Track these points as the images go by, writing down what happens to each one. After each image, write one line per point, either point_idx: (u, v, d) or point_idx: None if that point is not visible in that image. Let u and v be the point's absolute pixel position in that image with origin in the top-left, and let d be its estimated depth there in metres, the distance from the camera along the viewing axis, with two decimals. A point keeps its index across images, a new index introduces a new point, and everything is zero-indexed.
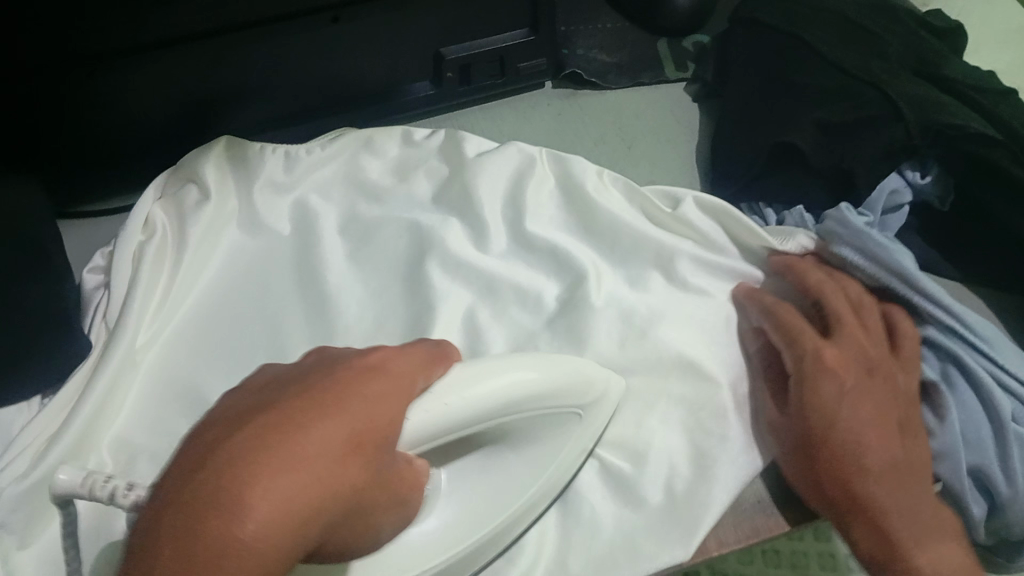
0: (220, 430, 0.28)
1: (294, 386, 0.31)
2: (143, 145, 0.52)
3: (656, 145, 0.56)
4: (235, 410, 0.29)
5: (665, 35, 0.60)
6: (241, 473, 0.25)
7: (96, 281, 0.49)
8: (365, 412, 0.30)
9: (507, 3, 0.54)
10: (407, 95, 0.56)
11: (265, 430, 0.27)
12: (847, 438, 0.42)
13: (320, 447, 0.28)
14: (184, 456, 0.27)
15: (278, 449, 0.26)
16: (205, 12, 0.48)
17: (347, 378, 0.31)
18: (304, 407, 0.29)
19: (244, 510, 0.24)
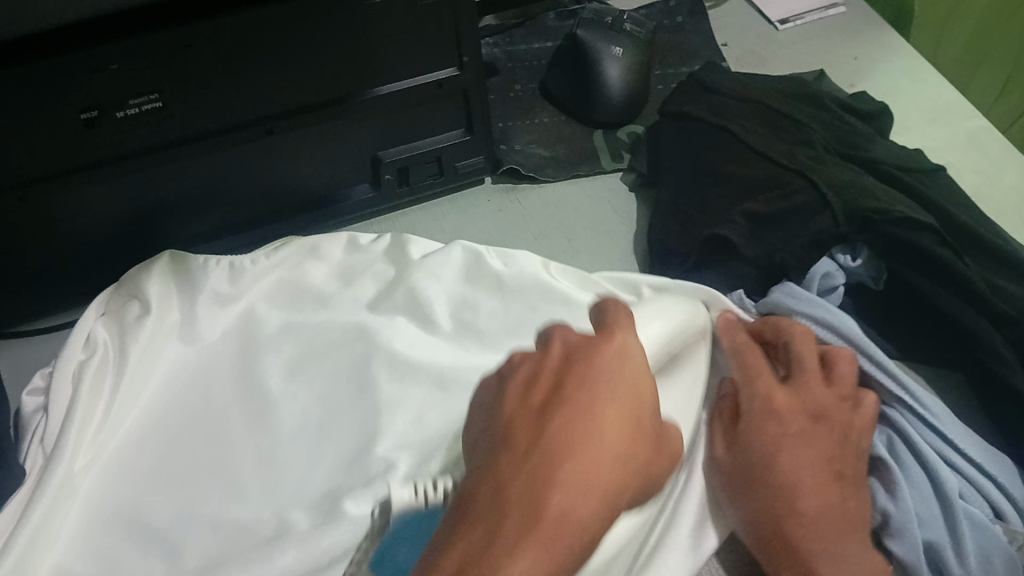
0: (525, 422, 0.31)
1: (562, 373, 0.33)
2: (85, 262, 0.53)
3: (596, 237, 0.57)
4: (522, 402, 0.32)
5: (601, 128, 0.61)
6: (547, 457, 0.29)
7: (34, 404, 0.46)
8: (638, 403, 0.32)
9: (440, 106, 0.55)
10: (347, 199, 0.57)
11: (569, 424, 0.31)
12: (795, 483, 0.40)
13: (608, 443, 0.30)
14: (496, 453, 0.30)
15: (571, 452, 0.30)
16: (135, 131, 0.48)
17: (615, 367, 0.32)
18: (591, 405, 0.31)
19: (554, 504, 0.28)
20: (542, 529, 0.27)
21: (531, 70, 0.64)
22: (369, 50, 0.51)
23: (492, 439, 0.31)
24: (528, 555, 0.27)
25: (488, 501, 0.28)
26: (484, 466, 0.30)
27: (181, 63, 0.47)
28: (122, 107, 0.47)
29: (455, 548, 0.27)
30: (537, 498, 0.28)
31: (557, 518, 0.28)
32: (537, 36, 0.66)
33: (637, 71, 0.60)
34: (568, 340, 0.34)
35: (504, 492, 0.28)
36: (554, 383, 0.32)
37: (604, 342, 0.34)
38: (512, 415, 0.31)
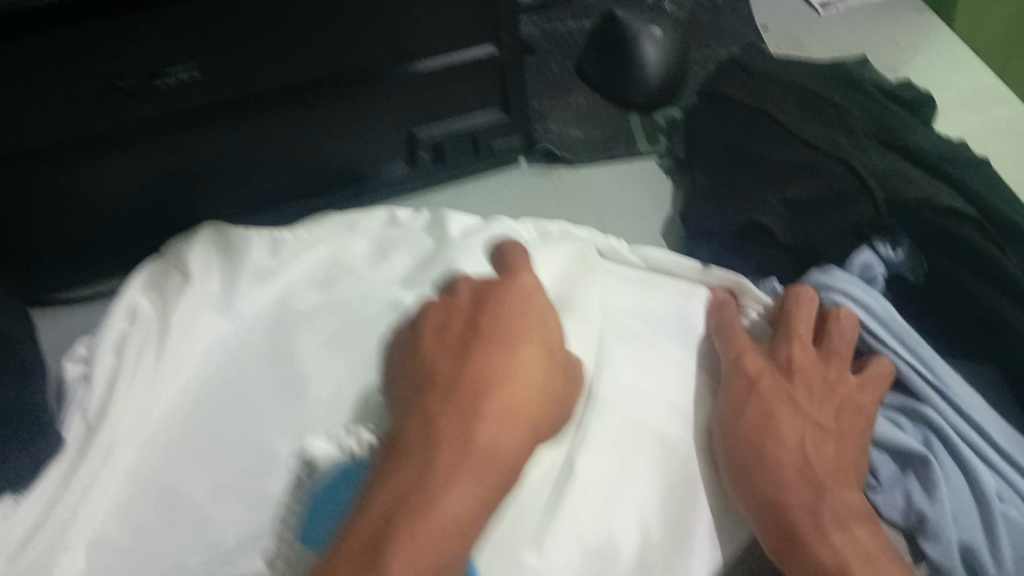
0: (451, 357, 0.41)
1: (474, 317, 0.44)
2: (126, 231, 0.53)
3: (627, 220, 0.56)
4: (445, 343, 0.42)
5: (637, 109, 0.60)
6: (466, 388, 0.39)
7: (76, 372, 0.47)
8: (546, 342, 0.43)
9: (476, 85, 0.55)
10: (383, 175, 0.57)
11: (484, 359, 0.41)
12: (761, 446, 0.42)
13: (520, 372, 0.40)
14: (413, 402, 0.40)
15: (489, 387, 0.39)
16: (173, 101, 0.48)
17: (517, 303, 0.44)
18: (505, 334, 0.42)
19: (468, 430, 0.37)
20: (470, 452, 0.36)
21: (567, 50, 0.64)
22: (410, 31, 0.51)
23: (422, 372, 0.41)
24: (458, 482, 0.35)
25: (416, 435, 0.37)
26: (419, 389, 0.41)
27: (221, 32, 0.46)
28: (159, 76, 0.46)
29: (395, 481, 0.35)
30: (466, 432, 0.37)
31: (486, 444, 0.37)
32: (572, 15, 0.66)
33: (674, 53, 0.59)
34: (473, 282, 0.46)
35: (432, 436, 0.37)
36: (467, 325, 0.43)
37: (506, 283, 0.45)
38: (440, 354, 0.42)
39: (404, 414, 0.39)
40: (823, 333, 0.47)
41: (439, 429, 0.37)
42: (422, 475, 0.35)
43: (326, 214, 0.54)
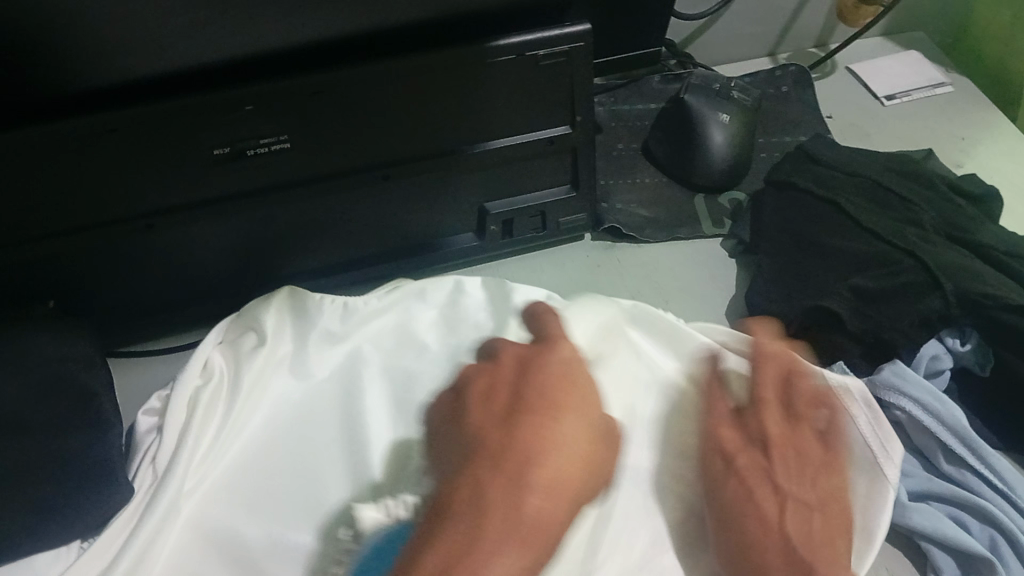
0: (496, 429, 0.39)
1: (519, 375, 0.42)
2: (203, 290, 0.55)
3: (690, 301, 0.57)
4: (490, 408, 0.40)
5: (702, 191, 0.62)
6: (515, 460, 0.37)
7: (149, 424, 0.49)
8: (586, 404, 0.41)
9: (547, 163, 0.57)
10: (450, 246, 0.58)
11: (535, 428, 0.38)
12: (761, 496, 0.42)
13: (569, 443, 0.39)
14: (451, 489, 0.37)
15: (537, 449, 0.38)
16: (260, 169, 0.51)
17: (562, 369, 0.42)
18: (554, 402, 0.40)
19: (514, 507, 0.36)
20: (519, 522, 0.35)
21: (633, 130, 0.65)
22: (486, 109, 0.53)
23: (466, 441, 0.39)
24: (506, 549, 0.34)
25: (464, 504, 0.36)
26: (459, 482, 0.37)
27: (309, 107, 0.50)
28: (250, 146, 0.50)
29: (440, 544, 0.34)
30: (515, 502, 0.36)
31: (531, 519, 0.36)
32: (639, 96, 0.67)
33: (742, 138, 0.61)
34: (518, 351, 0.43)
35: (482, 490, 0.36)
36: (512, 393, 0.41)
37: (550, 352, 0.43)
38: (483, 419, 0.40)
39: (445, 493, 0.37)
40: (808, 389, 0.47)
41: (474, 526, 0.35)
42: (473, 539, 0.34)
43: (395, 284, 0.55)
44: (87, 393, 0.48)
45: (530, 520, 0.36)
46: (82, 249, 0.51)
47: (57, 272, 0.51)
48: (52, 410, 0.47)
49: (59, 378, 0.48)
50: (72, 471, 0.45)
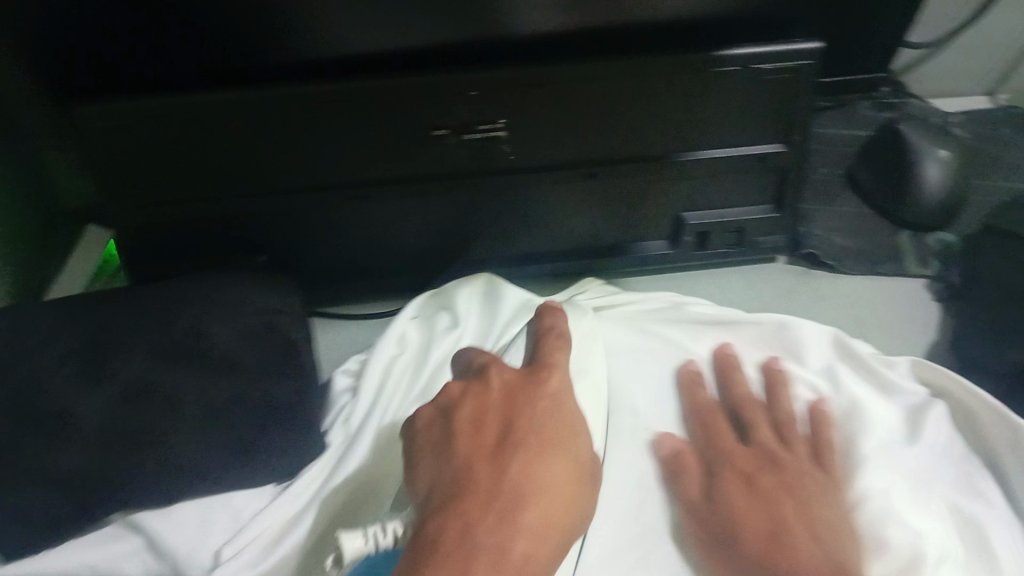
0: (484, 463, 0.36)
1: (516, 403, 0.39)
2: (403, 265, 0.57)
3: (885, 338, 0.55)
4: (477, 441, 0.37)
5: (907, 229, 0.59)
6: (484, 515, 0.33)
7: (346, 383, 0.52)
8: (576, 457, 0.38)
9: (751, 180, 0.56)
10: (644, 252, 0.58)
11: (523, 466, 0.36)
12: (763, 526, 0.41)
13: (561, 475, 0.36)
14: (431, 532, 0.32)
15: (530, 501, 0.35)
16: (473, 155, 0.52)
17: (550, 402, 0.40)
18: (543, 437, 0.38)
19: (494, 553, 0.32)
20: (506, 571, 0.32)
21: (838, 156, 0.63)
22: (700, 119, 0.52)
23: (450, 474, 0.36)
24: None
25: (452, 540, 0.32)
26: (434, 521, 0.33)
27: (528, 98, 0.50)
28: (468, 131, 0.51)
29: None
30: (503, 545, 0.32)
31: (521, 562, 0.32)
32: (847, 121, 0.65)
33: (956, 178, 0.58)
34: (504, 375, 0.41)
35: (472, 533, 0.32)
36: (501, 432, 0.38)
37: (539, 379, 0.41)
38: (468, 456, 0.36)
39: (425, 526, 0.33)
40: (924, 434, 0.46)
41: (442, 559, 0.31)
42: None
43: (584, 285, 0.57)
44: (291, 345, 0.51)
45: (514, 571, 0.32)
46: (296, 209, 0.53)
47: (273, 233, 0.54)
48: (259, 356, 0.50)
49: (269, 327, 0.51)
50: (274, 418, 0.48)
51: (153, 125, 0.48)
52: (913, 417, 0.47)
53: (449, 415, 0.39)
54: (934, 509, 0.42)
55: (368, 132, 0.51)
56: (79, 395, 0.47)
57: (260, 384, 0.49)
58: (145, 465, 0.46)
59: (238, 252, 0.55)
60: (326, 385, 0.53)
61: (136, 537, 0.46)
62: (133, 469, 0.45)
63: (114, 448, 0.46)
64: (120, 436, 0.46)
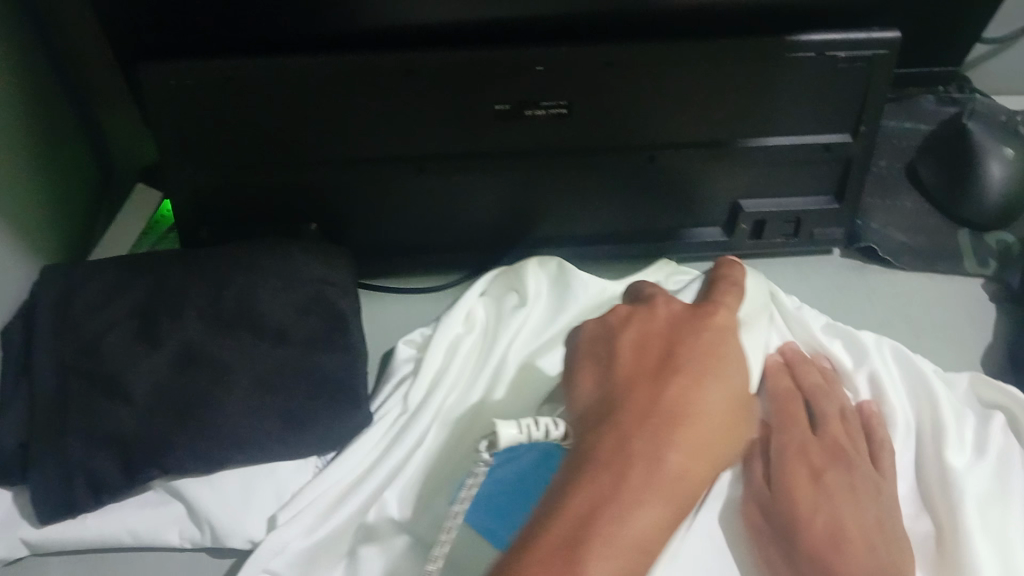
0: (647, 381, 0.40)
1: (689, 335, 0.42)
2: (456, 241, 0.57)
3: (943, 337, 0.54)
4: (640, 364, 0.41)
5: (968, 227, 0.58)
6: (646, 427, 0.37)
7: (409, 354, 0.52)
8: (737, 388, 0.41)
9: (813, 171, 0.55)
10: (695, 238, 0.57)
11: (680, 390, 0.39)
12: (823, 524, 0.42)
13: (721, 403, 0.40)
14: (594, 447, 0.36)
15: (686, 428, 0.38)
16: (536, 133, 0.51)
17: (715, 337, 0.42)
18: (713, 358, 0.41)
19: (643, 467, 0.36)
20: (661, 477, 0.36)
21: (899, 150, 0.62)
22: (766, 106, 0.51)
23: (614, 390, 0.40)
24: (642, 498, 0.35)
25: (609, 456, 0.36)
26: (602, 432, 0.37)
27: (594, 76, 0.49)
28: (530, 107, 0.50)
29: (587, 488, 0.35)
30: (657, 456, 0.36)
31: (676, 471, 0.36)
32: (909, 115, 0.64)
33: (1022, 177, 0.57)
34: (673, 309, 0.44)
35: (629, 445, 0.36)
36: (662, 353, 0.41)
37: (705, 316, 0.43)
38: (632, 376, 0.40)
39: (594, 427, 0.38)
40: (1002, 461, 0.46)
41: (600, 475, 0.35)
42: (616, 490, 0.35)
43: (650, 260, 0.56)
44: (341, 319, 0.50)
45: (664, 485, 0.36)
46: (352, 181, 0.52)
47: (324, 201, 0.54)
48: (310, 326, 0.49)
49: (317, 300, 0.50)
50: (321, 389, 0.48)
51: (217, 86, 0.48)
52: (981, 434, 0.47)
53: (628, 337, 0.43)
54: (1012, 536, 0.43)
55: (431, 105, 0.50)
56: (129, 359, 0.47)
57: (311, 356, 0.48)
58: (194, 432, 0.45)
59: (289, 219, 0.54)
60: (388, 354, 0.53)
61: (181, 504, 0.46)
62: (183, 434, 0.45)
63: (165, 415, 0.45)
64: (169, 401, 0.46)
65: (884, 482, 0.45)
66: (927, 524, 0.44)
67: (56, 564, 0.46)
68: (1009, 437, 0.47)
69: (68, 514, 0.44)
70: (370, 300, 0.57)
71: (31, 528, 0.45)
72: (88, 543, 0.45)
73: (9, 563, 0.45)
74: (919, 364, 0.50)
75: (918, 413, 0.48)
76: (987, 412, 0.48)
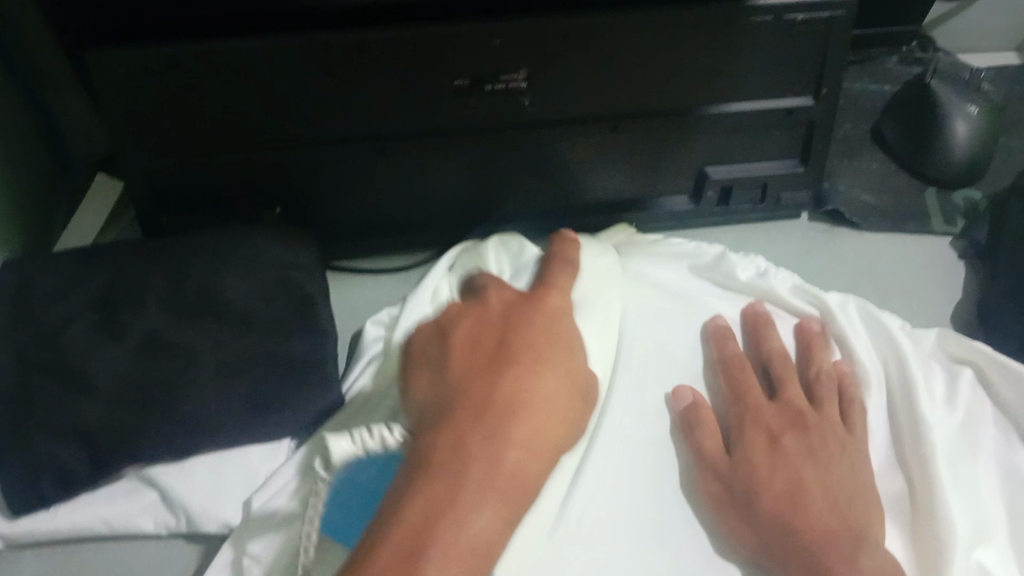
0: (481, 372, 0.39)
1: (513, 329, 0.41)
2: (424, 219, 0.56)
3: (911, 296, 0.54)
4: (473, 354, 0.40)
5: (933, 185, 0.58)
6: (470, 423, 0.36)
7: (377, 333, 0.52)
8: (569, 371, 0.40)
9: (775, 136, 0.55)
10: (663, 207, 0.57)
11: (516, 380, 0.38)
12: (782, 484, 0.42)
13: (554, 389, 0.39)
14: (426, 450, 0.35)
15: (504, 428, 0.36)
16: (496, 107, 0.51)
17: (549, 320, 0.43)
18: (538, 352, 0.40)
19: (470, 471, 0.34)
20: (500, 481, 0.34)
21: (863, 111, 0.62)
22: (725, 72, 0.51)
23: (448, 387, 0.38)
24: (473, 501, 0.33)
25: (444, 453, 0.35)
26: (426, 449, 0.35)
27: (551, 47, 0.49)
28: (489, 82, 0.50)
29: (426, 485, 0.33)
30: (492, 462, 0.35)
31: (510, 468, 0.35)
32: (871, 76, 0.64)
33: (984, 133, 0.57)
34: (505, 295, 0.44)
35: (461, 443, 0.35)
36: (495, 344, 0.40)
37: (540, 299, 0.44)
38: (469, 366, 0.39)
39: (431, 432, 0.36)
40: (969, 415, 0.47)
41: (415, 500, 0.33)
42: (450, 495, 0.33)
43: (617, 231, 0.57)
44: (308, 301, 0.50)
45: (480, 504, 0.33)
46: (314, 163, 0.52)
47: (288, 184, 0.53)
48: (275, 310, 0.49)
49: (284, 283, 0.50)
50: (289, 373, 0.48)
51: (170, 71, 0.47)
52: (949, 390, 0.48)
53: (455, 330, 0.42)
54: (979, 488, 0.44)
55: (390, 83, 0.49)
56: (92, 349, 0.46)
57: (278, 338, 0.48)
58: (161, 418, 0.45)
59: (254, 205, 0.54)
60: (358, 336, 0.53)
61: (153, 492, 0.46)
62: (150, 421, 0.45)
63: (131, 403, 0.45)
64: (134, 391, 0.45)
65: (854, 438, 0.45)
66: (898, 481, 0.45)
67: (27, 560, 0.45)
68: (977, 392, 0.48)
69: (37, 506, 0.44)
70: (340, 283, 0.57)
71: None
72: (59, 535, 0.45)
73: None
74: (883, 320, 0.50)
75: (886, 371, 0.49)
76: (955, 367, 0.49)
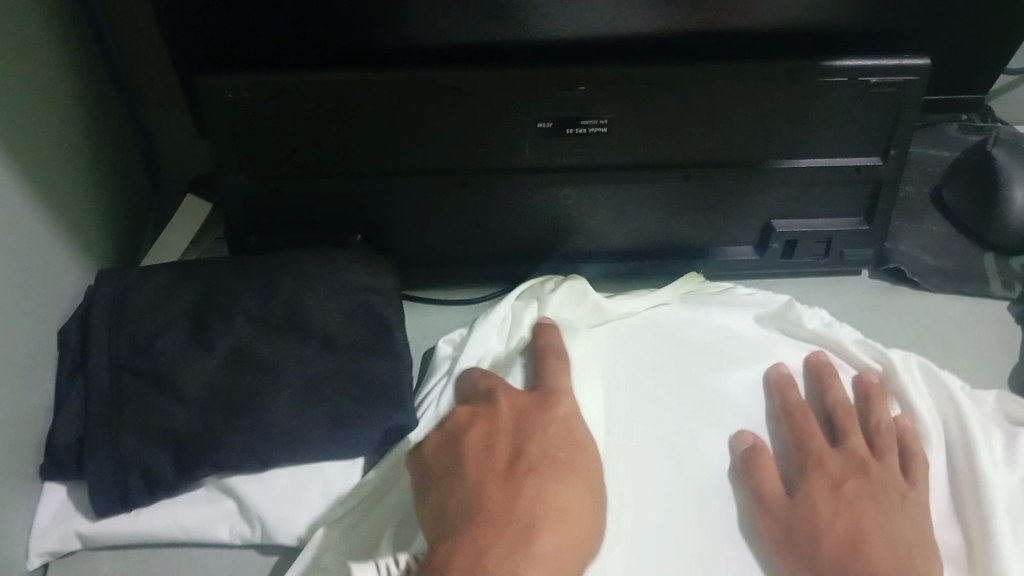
0: (497, 484, 0.40)
1: (522, 445, 0.43)
2: (496, 255, 0.58)
3: (972, 357, 0.55)
4: (489, 467, 0.42)
5: (993, 250, 0.60)
6: (489, 534, 0.37)
7: (447, 351, 0.54)
8: (584, 484, 0.42)
9: (842, 194, 0.56)
10: (729, 256, 0.59)
11: (534, 488, 0.40)
12: (844, 529, 0.43)
13: (569, 497, 0.40)
14: (451, 559, 0.36)
15: (524, 540, 0.37)
16: (576, 150, 0.53)
17: (559, 428, 0.45)
18: (552, 465, 0.42)
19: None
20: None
21: (925, 176, 0.64)
22: (797, 128, 0.53)
23: (467, 497, 0.40)
24: None
25: (464, 559, 0.35)
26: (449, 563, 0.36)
27: (633, 96, 0.51)
28: (572, 126, 0.52)
29: None
30: (515, 566, 0.35)
31: (537, 574, 0.36)
32: (934, 142, 0.66)
33: None
34: (514, 402, 0.46)
35: (483, 554, 0.36)
36: (510, 456, 0.42)
37: (549, 407, 0.46)
38: (482, 479, 0.41)
39: (446, 545, 0.37)
40: None
41: None
42: None
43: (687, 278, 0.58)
44: (384, 326, 0.51)
45: None
46: (397, 193, 0.54)
47: (370, 212, 0.55)
48: (356, 332, 0.51)
49: (362, 307, 0.52)
50: (366, 393, 0.49)
51: (272, 100, 0.50)
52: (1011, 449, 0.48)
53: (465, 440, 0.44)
54: None
55: (477, 121, 0.52)
56: (182, 359, 0.48)
57: (358, 361, 0.50)
58: (244, 429, 0.47)
59: (337, 230, 0.56)
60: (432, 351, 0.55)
61: (231, 502, 0.47)
62: (235, 431, 0.46)
63: (217, 413, 0.47)
64: (221, 402, 0.47)
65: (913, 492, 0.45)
66: (955, 534, 0.45)
67: (106, 559, 0.47)
68: None
69: (122, 507, 0.45)
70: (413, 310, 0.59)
71: (86, 520, 0.46)
72: (139, 537, 0.46)
73: (61, 557, 0.47)
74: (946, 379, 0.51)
75: (947, 429, 0.50)
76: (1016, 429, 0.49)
